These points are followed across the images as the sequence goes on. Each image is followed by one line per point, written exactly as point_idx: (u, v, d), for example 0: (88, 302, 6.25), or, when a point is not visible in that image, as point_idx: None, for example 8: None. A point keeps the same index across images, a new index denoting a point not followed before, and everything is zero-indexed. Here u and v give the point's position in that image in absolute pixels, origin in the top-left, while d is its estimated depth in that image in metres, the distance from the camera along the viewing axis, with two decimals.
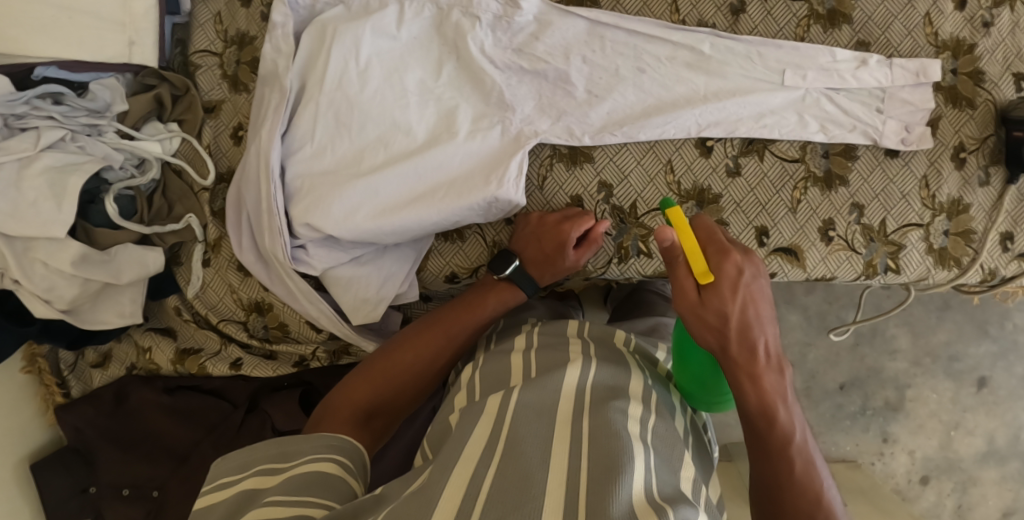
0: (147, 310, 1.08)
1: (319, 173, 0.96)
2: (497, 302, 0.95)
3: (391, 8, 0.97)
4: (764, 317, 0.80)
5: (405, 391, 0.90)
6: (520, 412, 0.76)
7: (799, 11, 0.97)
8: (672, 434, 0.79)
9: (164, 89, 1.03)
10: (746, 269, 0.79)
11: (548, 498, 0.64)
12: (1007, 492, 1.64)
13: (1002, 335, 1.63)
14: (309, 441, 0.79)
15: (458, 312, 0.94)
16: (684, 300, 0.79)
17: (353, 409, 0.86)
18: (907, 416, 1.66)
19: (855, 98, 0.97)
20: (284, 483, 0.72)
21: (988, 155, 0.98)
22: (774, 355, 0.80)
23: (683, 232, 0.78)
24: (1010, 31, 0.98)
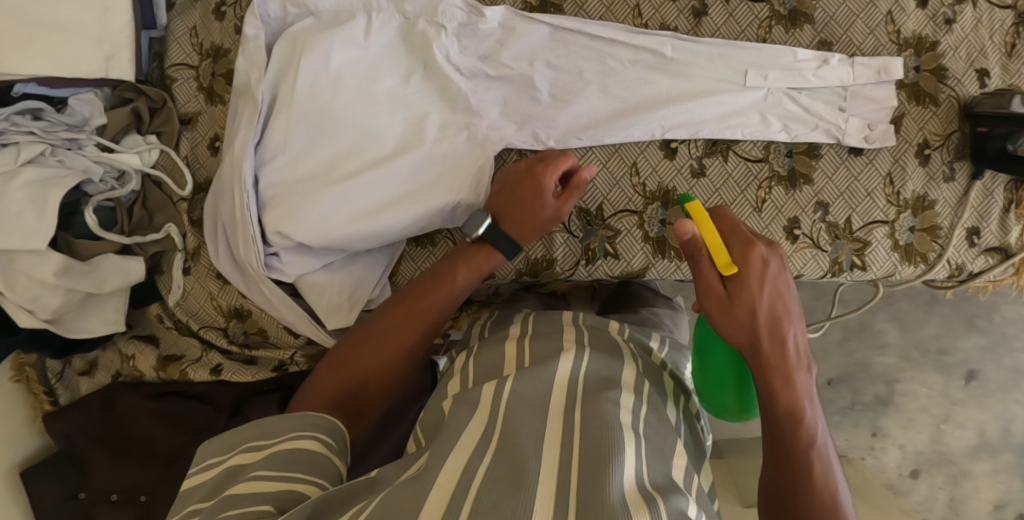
0: (131, 318, 1.10)
1: (291, 182, 0.99)
2: (466, 270, 0.92)
3: (360, 18, 0.99)
4: (792, 311, 0.80)
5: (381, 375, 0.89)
6: (514, 400, 0.76)
7: (761, 12, 0.98)
8: (663, 423, 0.81)
9: (141, 103, 1.06)
10: (774, 264, 0.80)
11: (540, 489, 0.66)
12: (999, 484, 1.65)
13: (991, 328, 1.63)
14: (293, 421, 0.80)
15: (427, 286, 0.92)
16: (712, 296, 0.80)
17: (327, 394, 0.86)
18: (897, 410, 1.66)
19: (817, 97, 0.98)
20: (269, 461, 0.73)
21: (953, 151, 0.99)
22: (803, 352, 0.81)
23: (709, 227, 0.79)
24: (973, 28, 0.99)
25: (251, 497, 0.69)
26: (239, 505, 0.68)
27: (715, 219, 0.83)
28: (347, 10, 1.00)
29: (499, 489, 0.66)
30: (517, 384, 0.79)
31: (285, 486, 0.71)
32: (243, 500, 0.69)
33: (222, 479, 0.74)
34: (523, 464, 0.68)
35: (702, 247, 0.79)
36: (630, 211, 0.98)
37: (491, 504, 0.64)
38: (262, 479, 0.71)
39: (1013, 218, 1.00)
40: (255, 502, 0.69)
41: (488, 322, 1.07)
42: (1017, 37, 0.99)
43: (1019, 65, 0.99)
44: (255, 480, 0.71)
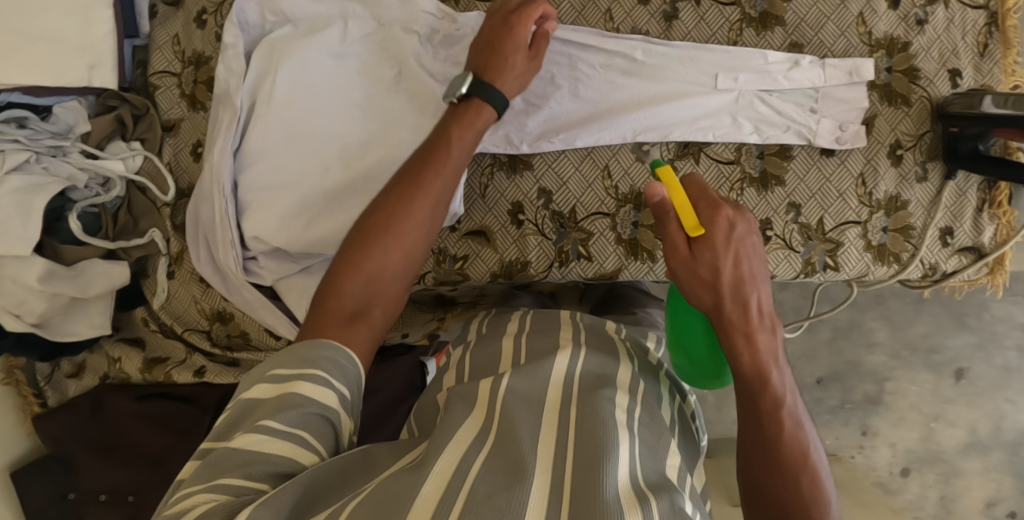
0: (119, 321, 1.12)
1: (268, 187, 1.00)
2: (464, 129, 0.90)
3: (336, 26, 1.02)
4: (757, 273, 0.77)
5: (397, 269, 0.85)
6: (509, 398, 0.75)
7: (731, 15, 0.99)
8: (658, 422, 0.78)
9: (124, 111, 1.07)
10: (740, 225, 0.76)
11: (537, 482, 0.64)
12: (990, 482, 1.64)
13: (981, 326, 1.62)
14: (309, 347, 0.75)
15: (425, 159, 0.89)
16: (675, 256, 0.76)
17: (340, 308, 0.80)
18: (887, 408, 1.66)
19: (788, 99, 0.98)
20: (278, 411, 0.69)
21: (926, 152, 1.00)
22: (768, 314, 0.77)
23: (675, 188, 0.76)
24: (945, 28, 0.99)
25: (247, 465, 0.65)
26: (234, 474, 0.65)
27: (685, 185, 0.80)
28: (324, 17, 1.03)
29: (504, 478, 0.65)
30: (512, 379, 0.77)
31: (287, 454, 0.67)
32: (239, 467, 0.65)
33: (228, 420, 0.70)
34: (521, 458, 0.67)
35: (668, 209, 0.76)
36: (603, 213, 0.99)
37: (489, 492, 0.63)
38: (262, 439, 0.67)
39: (986, 217, 1.00)
40: (250, 474, 0.65)
41: (484, 319, 1.03)
42: (989, 37, 1.00)
43: (991, 65, 0.99)
44: (256, 440, 0.67)
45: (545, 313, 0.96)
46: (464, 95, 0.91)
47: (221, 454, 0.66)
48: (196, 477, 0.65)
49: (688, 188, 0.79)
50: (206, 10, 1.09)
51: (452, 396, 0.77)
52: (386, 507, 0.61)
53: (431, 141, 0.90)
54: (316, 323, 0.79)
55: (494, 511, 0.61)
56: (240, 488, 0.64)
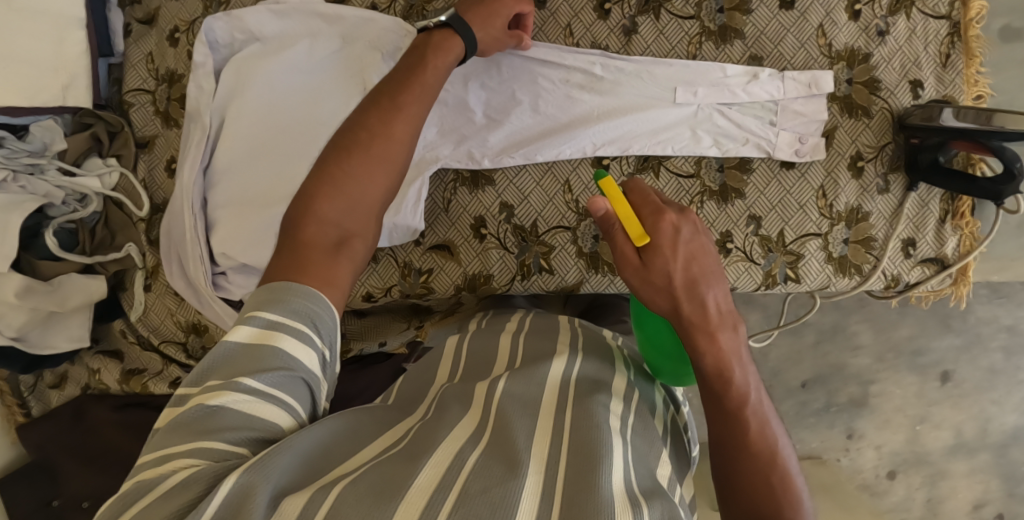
0: (96, 333, 1.15)
1: (236, 203, 1.02)
2: (440, 58, 0.86)
3: (301, 45, 1.04)
4: (711, 273, 0.73)
5: (375, 198, 0.79)
6: (505, 402, 0.73)
7: (691, 28, 0.99)
8: (650, 432, 0.76)
9: (99, 129, 1.10)
10: (685, 227, 0.73)
11: (531, 482, 0.62)
12: (978, 484, 1.56)
13: (966, 328, 1.53)
14: (286, 293, 0.69)
15: (396, 90, 0.84)
16: (627, 268, 0.73)
17: (320, 240, 0.74)
18: (872, 411, 1.58)
19: (748, 112, 0.99)
20: (259, 368, 0.65)
21: (888, 163, 1.00)
22: (727, 312, 0.73)
23: (618, 198, 0.72)
24: (907, 39, 0.99)
25: (228, 426, 0.62)
26: (216, 435, 0.61)
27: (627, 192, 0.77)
28: (290, 36, 1.05)
29: (497, 471, 0.62)
30: (510, 383, 0.76)
31: (269, 417, 0.64)
32: (221, 427, 0.62)
33: (202, 368, 0.66)
34: (515, 455, 0.64)
35: (613, 222, 0.73)
36: (564, 227, 1.01)
37: (483, 486, 0.60)
38: (244, 399, 0.63)
39: (948, 228, 1.00)
40: (231, 437, 0.61)
41: (482, 320, 1.02)
42: (951, 47, 0.99)
43: (954, 75, 0.99)
44: (237, 399, 0.63)
45: (545, 320, 0.96)
46: (440, 23, 0.88)
47: (199, 408, 0.62)
48: (172, 433, 0.62)
49: (631, 196, 0.75)
50: (178, 28, 1.11)
51: (446, 399, 0.77)
52: (381, 490, 0.58)
53: (400, 72, 0.86)
54: (294, 261, 0.73)
55: (488, 503, 0.58)
56: (222, 451, 0.60)
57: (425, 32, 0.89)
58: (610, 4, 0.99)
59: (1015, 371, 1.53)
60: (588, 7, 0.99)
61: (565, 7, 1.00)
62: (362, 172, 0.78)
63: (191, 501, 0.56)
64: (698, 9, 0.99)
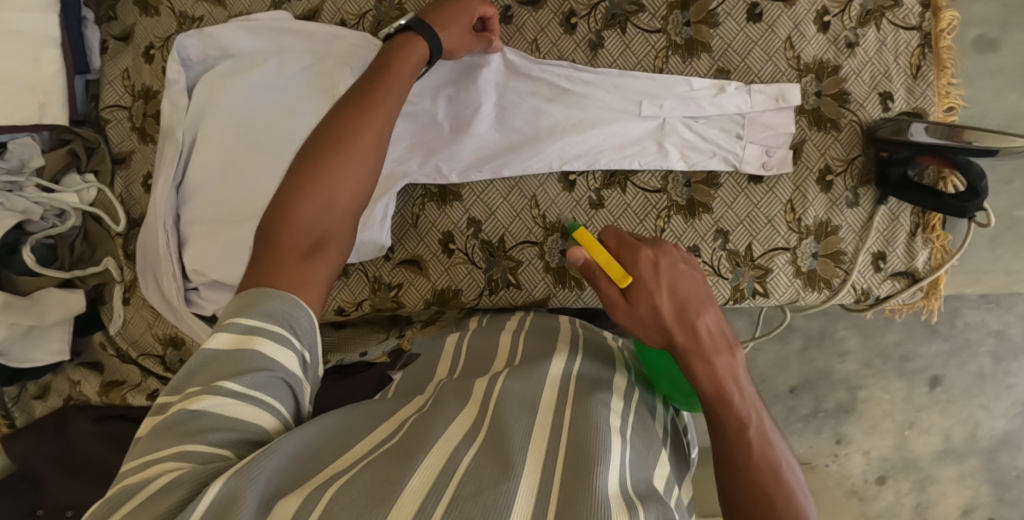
0: (78, 346, 1.18)
1: (207, 219, 1.04)
2: (401, 59, 0.86)
3: (271, 62, 1.05)
4: (700, 298, 0.72)
5: (350, 200, 0.80)
6: (505, 397, 0.72)
7: (657, 42, 0.99)
8: (650, 433, 0.75)
9: (77, 145, 1.12)
10: (662, 258, 0.72)
11: (525, 480, 0.60)
12: (967, 489, 1.45)
13: (954, 333, 1.44)
14: (265, 298, 0.69)
15: (363, 96, 0.84)
16: (615, 309, 0.72)
17: (295, 243, 0.75)
18: (860, 416, 1.49)
19: (714, 124, 0.98)
20: (238, 371, 0.64)
21: (857, 176, 0.99)
22: (722, 336, 0.72)
23: (591, 244, 0.73)
24: (877, 50, 0.98)
25: (212, 430, 0.61)
26: (200, 439, 0.60)
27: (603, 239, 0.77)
28: (261, 53, 1.06)
29: (490, 471, 0.60)
30: (508, 380, 0.75)
31: (251, 419, 0.63)
32: (203, 431, 0.60)
33: (182, 375, 0.65)
34: (510, 455, 0.62)
35: (593, 267, 0.73)
36: (531, 242, 1.01)
37: (475, 488, 0.58)
38: (224, 403, 0.62)
39: (919, 241, 0.99)
40: (213, 441, 0.60)
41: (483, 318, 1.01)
42: (922, 58, 0.98)
43: (924, 87, 0.98)
44: (218, 403, 0.62)
45: (544, 322, 0.95)
46: (401, 28, 0.89)
47: (181, 413, 0.61)
48: (154, 440, 0.60)
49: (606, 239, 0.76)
50: (153, 45, 1.13)
51: (443, 395, 0.75)
52: (375, 489, 0.56)
53: (368, 80, 0.86)
54: (273, 265, 0.73)
55: (480, 506, 0.56)
56: (206, 454, 0.59)
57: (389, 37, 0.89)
58: (576, 19, 0.99)
59: (1004, 376, 1.43)
60: (555, 22, 1.00)
61: (532, 22, 1.00)
62: (334, 176, 0.78)
63: (174, 506, 0.55)
64: (665, 22, 0.99)
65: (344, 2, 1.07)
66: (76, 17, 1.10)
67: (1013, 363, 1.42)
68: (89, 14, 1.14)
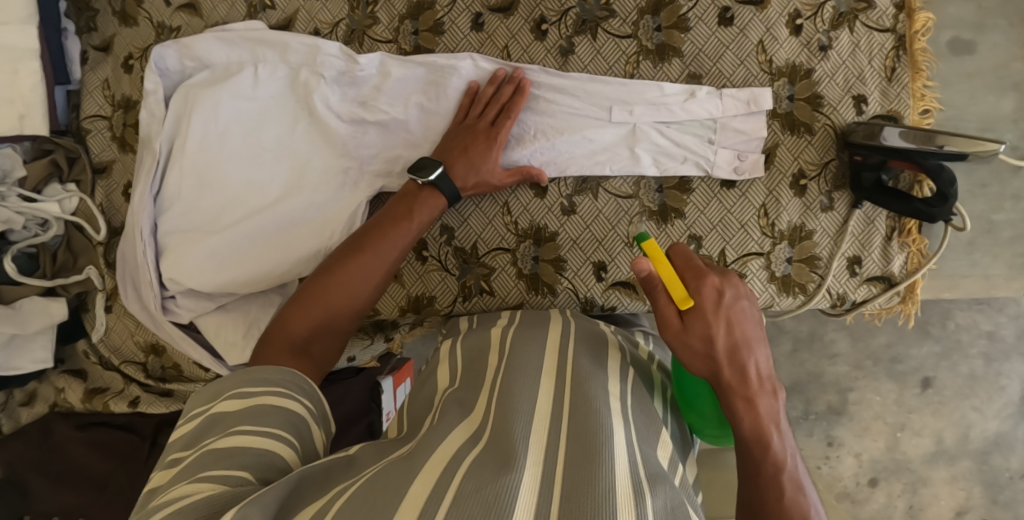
0: (63, 353, 1.20)
1: (184, 230, 1.04)
2: (421, 211, 0.93)
3: (246, 71, 1.04)
4: (753, 338, 0.75)
5: (346, 318, 0.89)
6: (508, 383, 0.77)
7: (628, 47, 0.99)
8: (649, 411, 0.80)
9: (59, 155, 1.13)
10: (728, 291, 0.74)
11: (529, 471, 0.63)
12: (960, 491, 1.41)
13: (944, 335, 1.40)
14: (261, 371, 0.73)
15: (382, 228, 0.91)
16: (668, 331, 0.75)
17: (286, 343, 0.84)
18: (852, 419, 1.44)
19: (686, 130, 0.98)
20: (250, 415, 0.68)
21: (831, 181, 0.98)
22: (767, 377, 0.75)
23: (661, 261, 0.74)
24: (850, 52, 0.97)
25: (228, 460, 0.63)
26: (218, 468, 0.63)
27: (670, 255, 0.79)
28: (236, 62, 1.05)
29: (483, 471, 0.62)
30: (511, 382, 0.77)
31: (272, 448, 0.66)
32: (220, 462, 0.63)
33: (193, 432, 0.68)
34: (514, 453, 0.65)
35: (658, 285, 0.74)
36: (503, 249, 1.01)
37: (476, 485, 0.60)
38: (240, 439, 0.65)
39: (895, 245, 0.98)
40: (230, 469, 0.63)
41: (472, 318, 1.00)
42: (897, 60, 0.97)
43: (899, 90, 0.97)
44: (235, 440, 0.65)
45: (534, 319, 0.93)
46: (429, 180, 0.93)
47: (198, 456, 0.64)
48: (174, 480, 0.63)
49: (673, 258, 0.77)
50: (132, 56, 1.14)
51: (448, 403, 0.77)
52: (380, 499, 0.59)
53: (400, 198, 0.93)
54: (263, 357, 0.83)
55: (482, 504, 0.58)
56: (233, 478, 0.62)
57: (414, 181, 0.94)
58: (547, 25, 1.00)
59: (995, 378, 1.39)
60: (526, 28, 1.01)
61: (503, 29, 1.02)
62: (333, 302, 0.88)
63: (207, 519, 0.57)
64: (636, 27, 0.98)
65: (318, 11, 1.06)
66: (56, 28, 1.11)
67: (1005, 364, 1.38)
68: (69, 25, 1.15)
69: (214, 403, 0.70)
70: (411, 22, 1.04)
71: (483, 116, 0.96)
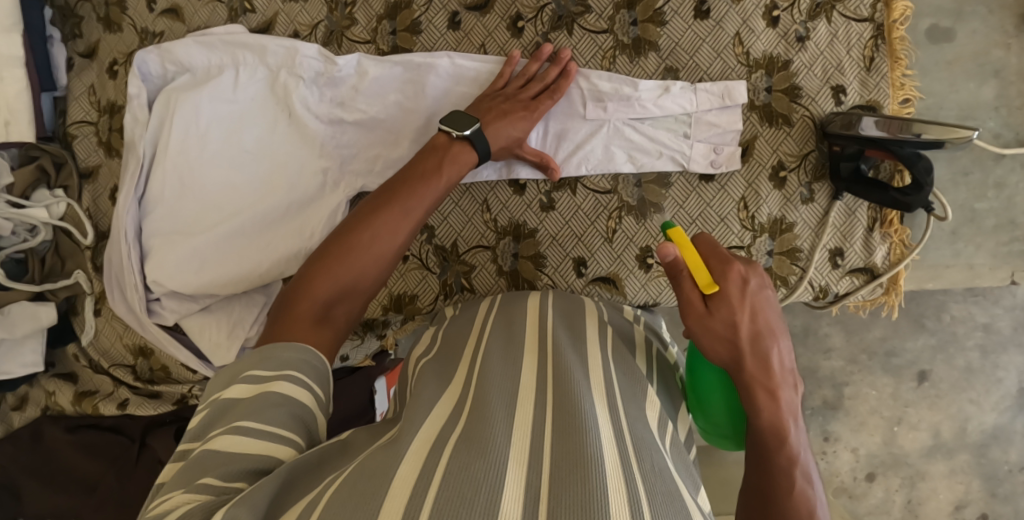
0: (52, 357, 1.20)
1: (165, 232, 1.05)
2: (451, 169, 0.89)
3: (227, 74, 1.05)
4: (776, 327, 0.73)
5: (369, 283, 0.83)
6: (488, 365, 0.79)
7: (604, 42, 0.99)
8: (634, 373, 0.83)
9: (45, 161, 1.14)
10: (752, 278, 0.73)
11: (513, 447, 0.65)
12: (958, 485, 1.39)
13: (940, 328, 1.36)
14: (278, 349, 0.73)
15: (409, 187, 0.87)
16: (690, 315, 0.73)
17: (310, 309, 0.78)
18: (847, 413, 1.42)
19: (660, 126, 0.98)
20: (254, 409, 0.67)
21: (811, 172, 0.98)
22: (789, 368, 0.74)
23: (687, 245, 0.73)
24: (829, 42, 0.96)
25: (224, 466, 0.63)
26: (215, 473, 0.62)
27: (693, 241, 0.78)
28: (217, 65, 1.06)
29: (467, 450, 0.63)
30: (490, 363, 0.79)
31: (265, 452, 0.65)
32: (219, 466, 0.62)
33: (204, 422, 0.68)
34: (494, 433, 0.66)
35: (682, 268, 0.73)
36: (483, 246, 1.02)
37: (462, 463, 0.61)
38: (240, 439, 0.64)
39: (877, 236, 0.98)
40: (230, 475, 0.62)
41: (454, 306, 1.00)
42: (875, 50, 0.96)
43: (878, 79, 0.96)
44: (233, 440, 0.64)
45: (511, 303, 0.94)
46: (463, 135, 0.90)
47: (201, 454, 0.64)
48: (177, 481, 0.62)
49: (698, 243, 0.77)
50: (116, 61, 1.15)
51: (427, 373, 0.80)
52: (370, 483, 0.59)
53: (426, 156, 0.89)
54: (284, 320, 0.77)
55: (469, 480, 0.59)
56: (222, 488, 0.61)
57: (447, 133, 0.91)
58: (523, 22, 1.01)
59: (993, 370, 1.36)
60: (502, 26, 1.02)
61: (479, 27, 1.02)
62: (359, 264, 0.81)
63: None
64: (611, 22, 0.99)
65: (297, 14, 1.07)
66: (40, 36, 1.13)
67: (1002, 356, 1.35)
68: (54, 33, 1.16)
69: (223, 392, 0.70)
70: (389, 22, 1.05)
71: (524, 89, 0.96)
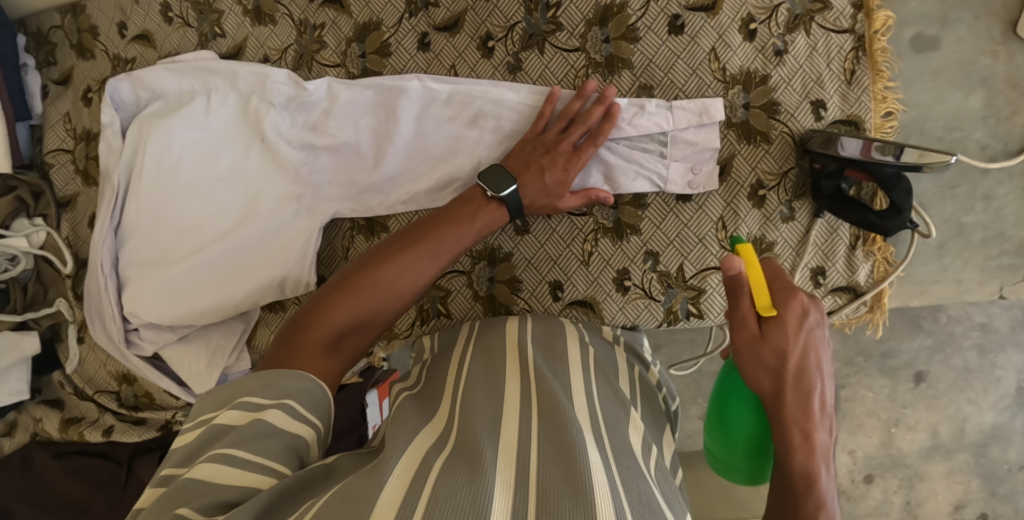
0: (39, 384, 1.22)
1: (143, 262, 1.04)
2: (489, 215, 0.90)
3: (199, 100, 1.03)
4: (825, 367, 0.73)
5: (391, 313, 0.85)
6: (470, 390, 0.78)
7: (576, 61, 0.97)
8: (616, 397, 0.82)
9: (23, 191, 1.13)
10: (812, 313, 0.74)
11: (499, 475, 0.63)
12: (957, 485, 1.33)
13: (937, 328, 1.31)
14: (281, 377, 0.73)
15: (444, 224, 0.89)
16: (743, 333, 0.74)
17: (322, 335, 0.79)
18: (843, 416, 1.37)
19: (636, 145, 0.96)
20: (242, 439, 0.66)
21: (791, 190, 0.95)
22: (828, 412, 0.73)
23: (756, 265, 0.74)
24: (808, 55, 0.93)
25: (203, 497, 0.62)
26: (193, 505, 0.61)
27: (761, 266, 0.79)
28: (188, 91, 1.04)
29: (452, 478, 0.62)
30: (473, 389, 0.78)
31: (246, 485, 0.63)
32: (196, 498, 0.61)
33: (193, 445, 0.68)
34: (480, 456, 0.65)
35: (747, 286, 0.73)
36: (459, 271, 1.02)
37: (448, 490, 0.61)
38: (224, 469, 0.64)
39: (860, 254, 0.95)
40: (207, 507, 0.61)
41: (432, 335, 0.99)
42: (856, 62, 0.93)
43: (860, 92, 0.93)
44: (213, 470, 0.64)
45: (490, 328, 0.93)
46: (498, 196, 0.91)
47: (184, 483, 0.63)
48: (157, 507, 0.62)
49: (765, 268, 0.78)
50: (90, 88, 1.14)
51: (406, 405, 0.79)
52: (349, 510, 0.59)
53: (465, 198, 0.91)
54: (296, 346, 0.78)
55: (456, 509, 0.59)
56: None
57: (482, 190, 0.92)
58: (493, 41, 0.99)
59: (991, 370, 1.30)
60: (472, 46, 1.00)
61: (449, 48, 1.01)
62: (382, 292, 0.83)
63: None
64: (583, 40, 0.97)
65: (267, 38, 1.05)
66: (14, 65, 1.12)
67: (1000, 356, 1.30)
68: (28, 60, 1.16)
69: (215, 416, 0.69)
70: (358, 45, 1.03)
71: (567, 134, 0.93)
